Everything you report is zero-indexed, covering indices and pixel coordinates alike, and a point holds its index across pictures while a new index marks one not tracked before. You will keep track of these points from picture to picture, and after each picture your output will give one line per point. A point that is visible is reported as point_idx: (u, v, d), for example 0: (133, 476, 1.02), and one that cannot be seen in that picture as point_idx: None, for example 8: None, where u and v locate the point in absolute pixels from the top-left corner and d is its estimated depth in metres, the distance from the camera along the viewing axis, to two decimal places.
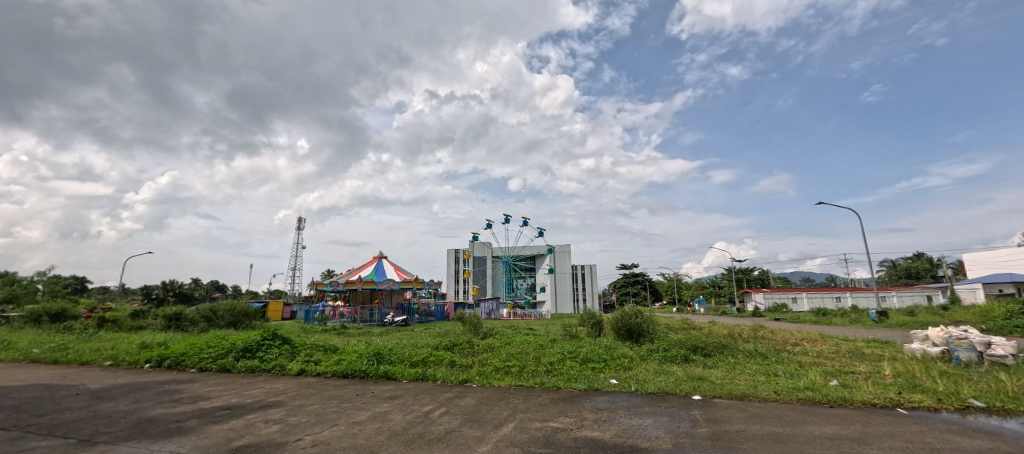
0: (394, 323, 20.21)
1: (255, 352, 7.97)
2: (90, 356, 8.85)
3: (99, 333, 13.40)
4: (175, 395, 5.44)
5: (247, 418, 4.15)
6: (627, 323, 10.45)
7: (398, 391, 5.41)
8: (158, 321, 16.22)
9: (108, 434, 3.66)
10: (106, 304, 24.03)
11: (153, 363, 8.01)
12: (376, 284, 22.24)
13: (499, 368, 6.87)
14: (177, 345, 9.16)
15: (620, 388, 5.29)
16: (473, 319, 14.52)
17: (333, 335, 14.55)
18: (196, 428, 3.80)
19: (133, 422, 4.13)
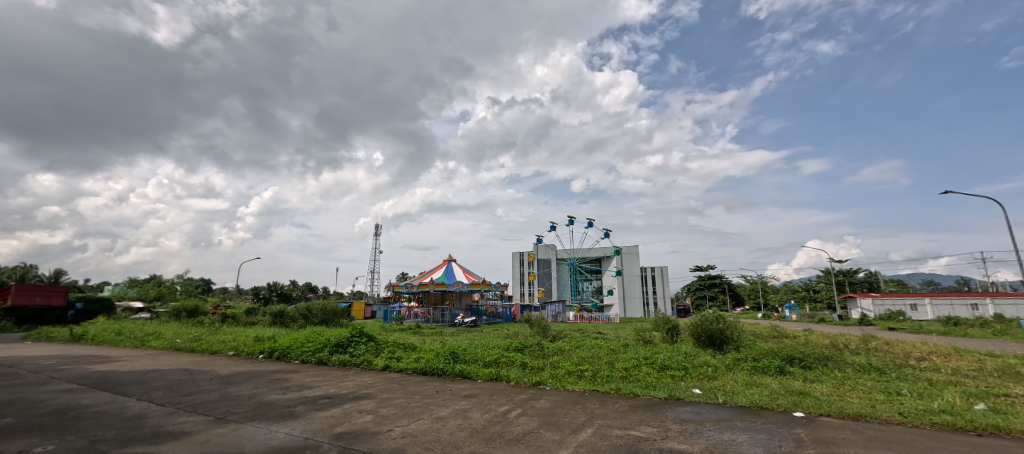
0: (464, 324, 21.02)
1: (346, 347, 8.83)
2: (218, 346, 10.49)
3: (223, 328, 15.80)
4: (285, 383, 6.25)
5: (344, 407, 4.62)
6: (708, 329, 9.73)
7: (475, 390, 5.64)
8: (267, 317, 18.67)
9: (237, 414, 4.32)
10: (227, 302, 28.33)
11: (265, 354, 9.26)
12: (446, 286, 23.27)
13: (572, 371, 6.82)
14: (283, 338, 10.47)
15: (705, 399, 4.95)
16: (541, 321, 14.58)
17: (409, 333, 15.57)
18: (304, 413, 4.32)
19: (255, 404, 4.82)
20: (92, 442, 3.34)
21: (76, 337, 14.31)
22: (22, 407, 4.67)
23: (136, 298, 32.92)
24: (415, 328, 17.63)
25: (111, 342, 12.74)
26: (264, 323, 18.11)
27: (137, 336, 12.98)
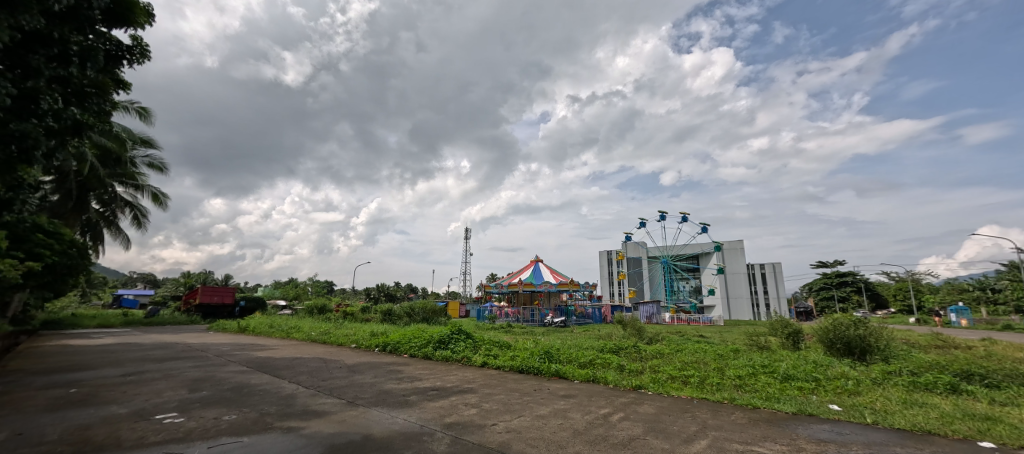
0: (553, 324, 21.03)
1: (447, 344, 9.46)
2: (343, 339, 12.08)
3: (345, 323, 18.11)
4: (399, 374, 6.94)
5: (451, 399, 4.97)
6: (842, 336, 8.30)
7: (573, 390, 5.61)
8: (378, 315, 20.93)
9: (363, 399, 4.93)
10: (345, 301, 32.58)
11: (380, 347, 10.39)
12: (534, 286, 23.56)
13: (675, 376, 6.37)
14: (394, 334, 11.64)
15: (846, 417, 4.21)
16: (636, 322, 13.90)
17: (502, 332, 16.08)
18: (417, 402, 4.75)
19: (377, 392, 5.45)
20: (261, 414, 4.11)
21: (242, 329, 17.73)
22: (214, 383, 5.94)
23: (280, 298, 39.61)
24: (507, 327, 18.18)
25: (265, 333, 15.52)
26: (376, 319, 20.34)
27: (283, 329, 15.61)
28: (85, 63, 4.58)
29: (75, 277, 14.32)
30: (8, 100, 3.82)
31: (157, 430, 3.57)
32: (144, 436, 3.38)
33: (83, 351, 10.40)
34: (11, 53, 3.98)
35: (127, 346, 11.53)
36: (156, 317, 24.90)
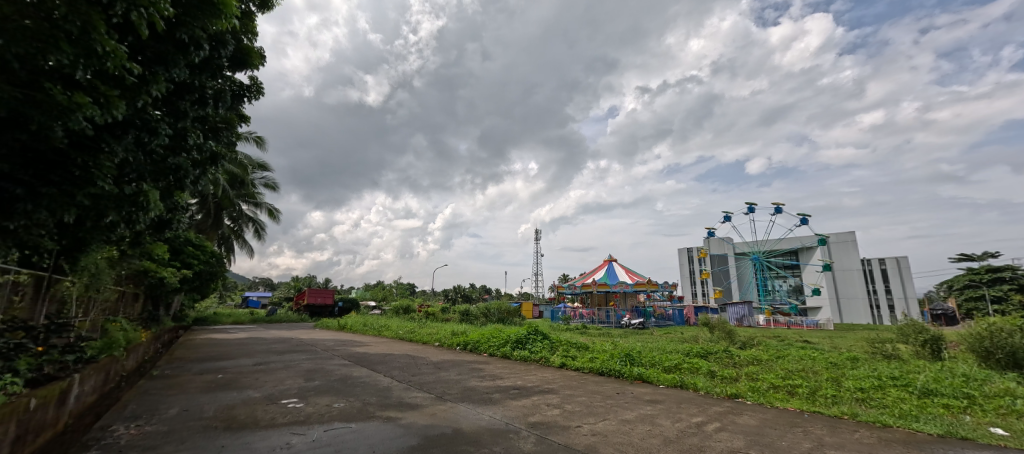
0: (631, 325, 20.21)
1: (524, 344, 9.60)
2: (427, 338, 12.87)
3: (428, 323, 19.29)
4: (481, 372, 7.21)
5: (533, 399, 5.02)
6: (1002, 345, 6.78)
7: (659, 396, 5.33)
8: (456, 315, 21.94)
9: (450, 395, 5.20)
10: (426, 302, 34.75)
11: (461, 346, 10.88)
12: (609, 286, 22.91)
13: (779, 385, 5.73)
14: (473, 333, 12.13)
15: (1015, 444, 3.43)
16: (726, 325, 12.78)
17: (577, 333, 15.86)
18: (501, 400, 4.89)
19: (463, 388, 5.71)
20: (364, 404, 4.55)
21: (341, 327, 19.81)
22: (323, 374, 6.71)
23: (371, 299, 43.49)
24: (582, 328, 17.91)
25: (361, 331, 17.16)
26: (455, 319, 21.35)
27: (375, 327, 17.10)
28: (218, 104, 5.47)
29: (215, 281, 17.22)
30: (165, 138, 4.72)
31: (284, 412, 4.14)
32: (275, 418, 3.94)
33: (224, 344, 12.43)
34: (167, 101, 4.89)
35: (254, 340, 13.55)
36: (274, 316, 28.91)
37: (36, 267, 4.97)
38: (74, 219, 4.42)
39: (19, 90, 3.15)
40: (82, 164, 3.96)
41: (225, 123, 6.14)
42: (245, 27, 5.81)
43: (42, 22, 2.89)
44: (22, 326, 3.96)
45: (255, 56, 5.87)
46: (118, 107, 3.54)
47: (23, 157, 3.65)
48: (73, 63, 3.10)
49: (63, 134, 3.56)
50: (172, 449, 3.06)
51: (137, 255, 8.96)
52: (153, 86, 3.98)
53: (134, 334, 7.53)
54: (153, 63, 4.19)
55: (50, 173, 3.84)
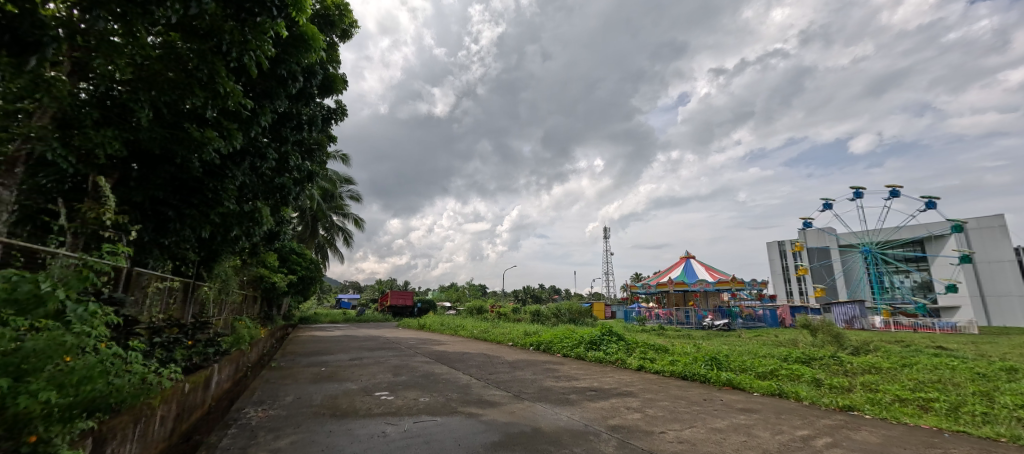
0: (715, 327, 18.70)
1: (599, 345, 9.38)
2: (501, 337, 13.19)
3: (500, 323, 19.75)
4: (556, 372, 7.18)
5: (612, 401, 4.88)
6: None
7: (754, 404, 4.86)
8: (528, 315, 22.17)
9: (527, 394, 5.27)
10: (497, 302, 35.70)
11: (535, 346, 10.95)
12: (688, 284, 21.43)
13: (905, 398, 4.91)
14: (546, 334, 12.16)
15: None
16: (832, 328, 11.26)
17: (655, 334, 15.06)
18: (579, 401, 4.84)
19: (539, 388, 5.74)
20: (447, 399, 4.80)
21: (421, 326, 21.10)
22: (409, 370, 7.21)
23: (447, 300, 45.64)
24: (659, 329, 16.98)
25: (439, 330, 18.12)
26: (527, 319, 21.54)
27: (451, 327, 17.91)
28: (311, 127, 6.17)
29: (315, 284, 19.37)
30: (271, 161, 5.44)
31: (378, 404, 4.53)
32: (371, 408, 4.34)
33: (324, 340, 13.93)
34: (273, 129, 5.65)
35: (349, 338, 14.99)
36: (364, 316, 31.69)
37: (184, 275, 6.04)
38: (209, 234, 5.31)
39: (168, 130, 3.88)
40: (213, 188, 4.74)
41: (317, 144, 6.89)
42: (330, 56, 6.46)
43: (181, 73, 3.53)
44: (177, 322, 4.82)
45: (338, 81, 6.51)
46: (236, 138, 4.17)
47: (172, 185, 4.48)
48: (204, 104, 3.72)
49: (198, 165, 4.29)
50: (290, 431, 3.51)
51: (254, 264, 10.41)
52: (261, 118, 4.61)
53: (255, 332, 8.76)
54: (260, 97, 4.86)
55: (191, 197, 4.66)
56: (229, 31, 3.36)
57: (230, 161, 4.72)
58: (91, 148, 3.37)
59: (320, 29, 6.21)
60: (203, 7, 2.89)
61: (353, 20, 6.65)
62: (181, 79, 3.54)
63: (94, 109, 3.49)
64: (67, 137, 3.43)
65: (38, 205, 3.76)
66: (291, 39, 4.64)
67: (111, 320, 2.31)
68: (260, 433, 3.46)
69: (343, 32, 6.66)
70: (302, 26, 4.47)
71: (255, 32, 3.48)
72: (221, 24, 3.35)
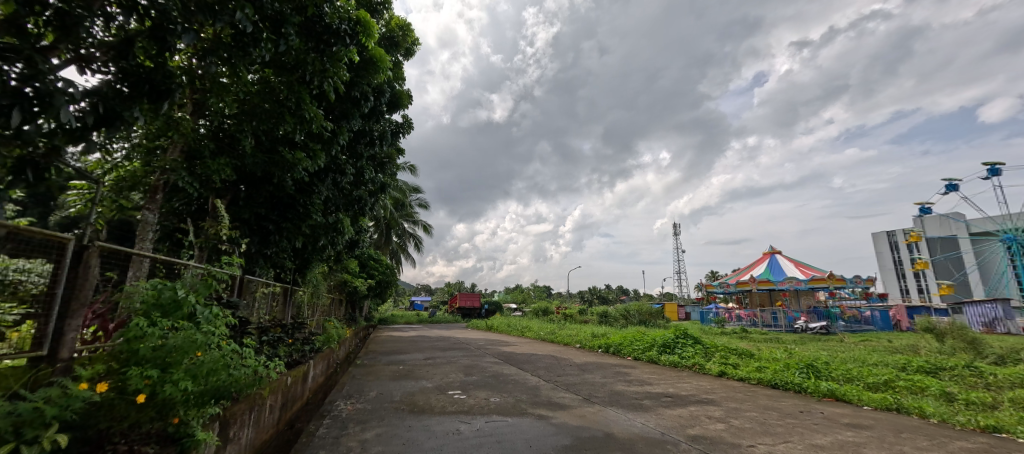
0: (810, 330, 16.54)
1: (673, 348, 8.87)
2: (568, 339, 13.02)
3: (567, 324, 19.50)
4: (627, 376, 6.92)
5: (691, 409, 4.58)
6: None
7: (864, 420, 4.26)
8: (594, 316, 21.66)
9: (597, 397, 5.15)
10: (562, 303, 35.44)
11: (603, 348, 10.64)
12: (774, 283, 19.07)
13: None
14: (615, 336, 11.76)
15: None
16: (965, 333, 9.48)
17: (737, 338, 13.85)
18: (653, 408, 4.61)
19: (609, 392, 5.57)
20: (517, 400, 4.87)
21: (489, 327, 21.59)
22: (479, 370, 7.42)
23: (512, 302, 46.30)
24: (742, 332, 15.58)
25: (507, 332, 18.41)
26: (594, 321, 21.04)
27: (518, 329, 18.09)
28: (382, 142, 6.64)
29: (391, 288, 20.78)
30: (350, 176, 5.96)
31: (452, 402, 4.73)
32: (446, 406, 4.54)
33: (400, 340, 14.85)
34: (351, 147, 6.17)
35: (422, 338, 15.83)
36: (435, 317, 33.29)
37: (283, 281, 6.83)
38: (302, 244, 5.96)
39: (266, 155, 4.44)
40: (303, 203, 5.32)
41: (388, 157, 7.39)
42: (396, 74, 6.91)
43: (275, 103, 4.02)
44: (279, 323, 5.47)
45: (404, 97, 6.93)
46: (320, 158, 4.62)
47: (272, 203, 5.12)
48: (293, 129, 4.19)
49: (291, 183, 4.84)
50: (376, 424, 3.80)
51: (339, 269, 11.45)
52: (339, 137, 5.06)
53: (342, 331, 9.62)
54: (339, 119, 5.33)
55: (286, 212, 5.27)
56: (311, 62, 3.67)
57: (316, 178, 5.25)
58: (210, 175, 3.96)
59: (387, 51, 6.67)
60: (289, 43, 3.23)
61: (415, 39, 7.08)
62: (274, 109, 4.03)
63: (210, 141, 4.12)
64: (192, 167, 4.08)
65: (173, 224, 4.52)
66: (362, 63, 5.03)
67: (231, 321, 2.69)
68: (350, 424, 3.80)
69: (407, 51, 7.12)
70: (371, 49, 4.84)
71: (331, 61, 3.76)
72: (305, 57, 3.63)
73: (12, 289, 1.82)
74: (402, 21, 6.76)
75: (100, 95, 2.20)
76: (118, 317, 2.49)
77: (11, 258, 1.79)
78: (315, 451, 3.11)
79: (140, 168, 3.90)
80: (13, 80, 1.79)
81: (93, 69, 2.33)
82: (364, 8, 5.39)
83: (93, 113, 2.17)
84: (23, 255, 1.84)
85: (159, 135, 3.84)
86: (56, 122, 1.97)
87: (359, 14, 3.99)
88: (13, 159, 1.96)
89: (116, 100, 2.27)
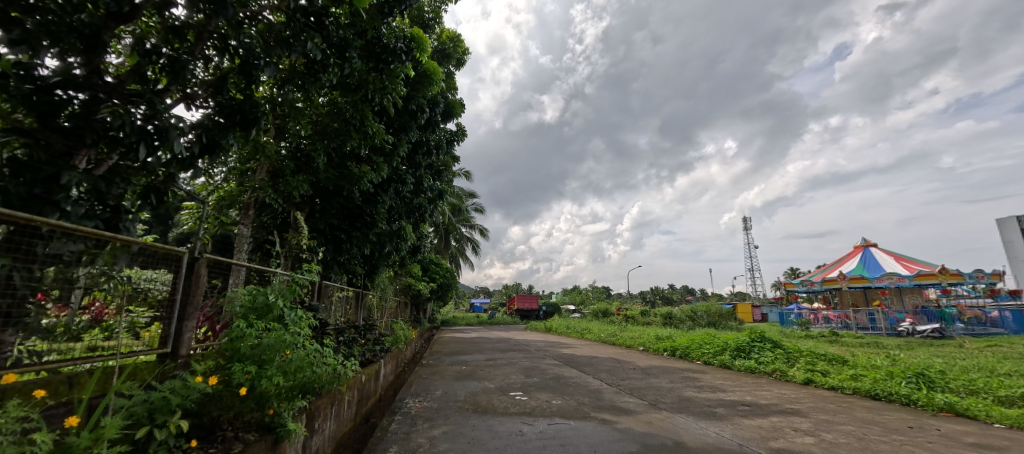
0: (920, 333, 14.45)
1: (748, 353, 8.19)
2: (631, 342, 12.57)
3: (628, 326, 18.86)
4: (697, 381, 6.51)
5: (772, 420, 4.20)
6: None
7: (994, 440, 3.62)
8: (658, 318, 20.70)
9: (665, 404, 4.90)
10: (622, 304, 34.37)
11: (669, 352, 10.13)
12: (869, 280, 16.78)
13: None
14: (681, 339, 11.14)
15: None
16: None
17: (825, 342, 12.46)
18: (729, 417, 4.29)
19: (678, 398, 5.28)
20: (580, 404, 4.79)
21: (548, 329, 21.53)
22: (540, 372, 7.42)
23: (571, 303, 45.66)
24: (831, 335, 13.97)
25: (566, 333, 18.23)
26: (658, 323, 20.07)
27: (578, 330, 17.83)
28: (438, 151, 6.92)
29: (451, 291, 21.50)
30: (410, 185, 6.28)
31: (514, 403, 4.79)
32: (508, 407, 4.60)
33: (462, 341, 15.31)
34: (410, 157, 6.50)
35: (483, 339, 16.19)
36: (494, 319, 33.87)
37: (355, 286, 7.36)
38: (370, 251, 6.38)
39: (337, 170, 4.83)
40: (370, 213, 5.71)
41: (444, 165, 7.68)
42: (448, 85, 7.16)
43: (342, 122, 4.36)
44: (353, 324, 5.91)
45: (457, 106, 7.17)
46: (383, 169, 4.93)
47: (343, 214, 5.56)
48: (359, 145, 4.51)
49: (359, 195, 5.23)
50: (442, 422, 3.95)
51: (403, 274, 12.09)
52: (399, 149, 5.36)
53: (408, 332, 10.14)
54: (399, 132, 5.64)
55: (355, 221, 5.68)
56: (372, 81, 3.93)
57: (380, 188, 5.62)
58: (291, 191, 4.39)
59: (439, 63, 6.94)
60: (352, 65, 3.49)
61: (466, 49, 7.30)
62: (342, 127, 4.38)
63: (290, 161, 4.57)
64: (276, 185, 4.55)
65: (262, 236, 5.07)
66: (418, 77, 5.29)
67: (314, 322, 2.96)
68: (419, 421, 3.99)
69: (458, 61, 7.36)
70: (425, 64, 5.08)
71: (390, 78, 3.99)
72: (366, 77, 3.92)
73: (142, 296, 2.15)
74: (453, 33, 7.00)
75: (203, 127, 2.54)
76: (223, 319, 2.86)
77: (142, 269, 2.12)
78: (389, 445, 3.30)
79: (234, 188, 4.43)
80: (139, 120, 2.13)
81: (197, 105, 2.70)
82: (417, 25, 5.67)
83: (199, 144, 2.51)
84: (150, 266, 2.17)
85: (249, 159, 4.35)
86: (171, 153, 2.32)
87: (413, 31, 4.21)
88: (140, 186, 2.35)
89: (215, 130, 2.61)
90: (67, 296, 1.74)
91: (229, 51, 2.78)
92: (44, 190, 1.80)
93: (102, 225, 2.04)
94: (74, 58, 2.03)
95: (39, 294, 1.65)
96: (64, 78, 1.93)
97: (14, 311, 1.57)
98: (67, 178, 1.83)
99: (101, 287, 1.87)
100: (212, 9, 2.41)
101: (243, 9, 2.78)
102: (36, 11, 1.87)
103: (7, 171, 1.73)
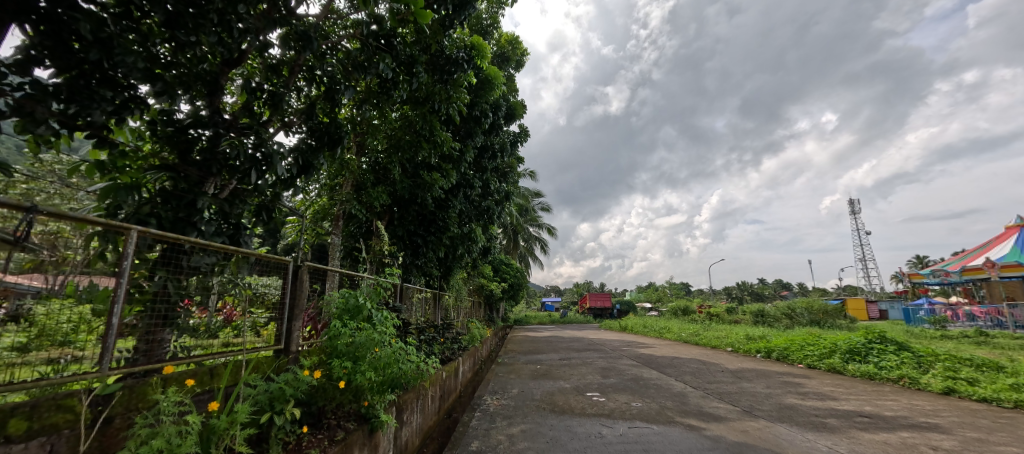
0: None
1: (865, 356, 7.10)
2: (717, 342, 11.63)
3: (713, 325, 17.50)
4: (800, 388, 5.81)
5: (902, 435, 3.59)
6: None
7: None
8: (747, 315, 18.93)
9: (763, 411, 4.44)
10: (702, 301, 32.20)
11: (763, 353, 9.18)
12: None
13: None
14: (778, 338, 10.04)
15: None
16: None
17: (968, 343, 10.37)
18: (843, 429, 3.76)
19: (778, 405, 4.76)
20: (662, 407, 4.55)
21: (623, 328, 20.84)
22: (617, 373, 7.20)
23: (646, 301, 43.73)
24: (978, 335, 11.53)
25: (643, 332, 17.47)
26: (748, 321, 18.34)
27: (656, 329, 16.98)
28: (503, 153, 7.03)
29: (522, 290, 21.84)
30: (478, 188, 6.50)
31: (592, 404, 4.70)
32: (586, 407, 4.53)
33: (536, 340, 15.46)
34: (477, 163, 6.72)
35: (557, 338, 16.14)
36: (566, 318, 33.68)
37: (433, 287, 7.77)
38: (444, 253, 6.71)
39: (411, 179, 5.18)
40: (442, 218, 6.01)
41: (509, 167, 7.81)
42: (509, 88, 7.30)
43: (413, 134, 4.66)
44: (432, 323, 6.25)
45: (518, 107, 7.24)
46: (452, 175, 5.16)
47: (418, 220, 5.94)
48: (429, 154, 4.77)
49: (431, 201, 5.54)
50: (521, 420, 4.01)
51: (475, 274, 12.53)
52: (466, 155, 5.57)
53: (483, 331, 10.49)
54: (465, 138, 5.87)
55: (430, 226, 6.03)
56: (438, 92, 4.11)
57: (450, 194, 5.89)
58: (371, 202, 4.79)
59: (499, 67, 7.08)
60: (420, 79, 3.68)
61: (524, 50, 7.35)
62: (413, 138, 4.66)
63: (371, 173, 5.00)
64: (360, 196, 4.99)
65: (351, 244, 5.59)
66: (479, 83, 5.41)
67: (399, 322, 3.17)
68: (498, 418, 4.10)
69: (518, 63, 7.45)
70: (486, 70, 5.21)
71: (454, 87, 4.14)
72: (433, 89, 4.12)
73: (260, 299, 2.48)
74: (511, 36, 7.11)
75: (298, 150, 2.86)
76: (323, 318, 3.19)
77: (259, 276, 2.46)
78: (471, 441, 3.44)
79: (326, 201, 4.95)
80: (251, 149, 2.46)
81: (294, 131, 3.06)
82: (476, 33, 5.82)
83: (296, 165, 2.83)
84: (265, 273, 2.50)
85: (337, 175, 4.84)
86: (275, 175, 2.65)
87: (473, 39, 4.34)
88: (254, 205, 2.71)
89: (308, 152, 2.94)
90: (206, 301, 2.09)
91: (315, 80, 3.11)
92: (186, 213, 2.16)
93: (227, 240, 2.40)
94: (201, 101, 2.44)
95: (185, 300, 1.99)
96: (193, 119, 2.32)
97: (169, 314, 1.91)
98: (201, 202, 2.18)
99: (230, 292, 2.21)
100: (300, 44, 2.72)
101: (325, 41, 3.11)
102: (173, 67, 2.27)
103: (159, 200, 2.12)
